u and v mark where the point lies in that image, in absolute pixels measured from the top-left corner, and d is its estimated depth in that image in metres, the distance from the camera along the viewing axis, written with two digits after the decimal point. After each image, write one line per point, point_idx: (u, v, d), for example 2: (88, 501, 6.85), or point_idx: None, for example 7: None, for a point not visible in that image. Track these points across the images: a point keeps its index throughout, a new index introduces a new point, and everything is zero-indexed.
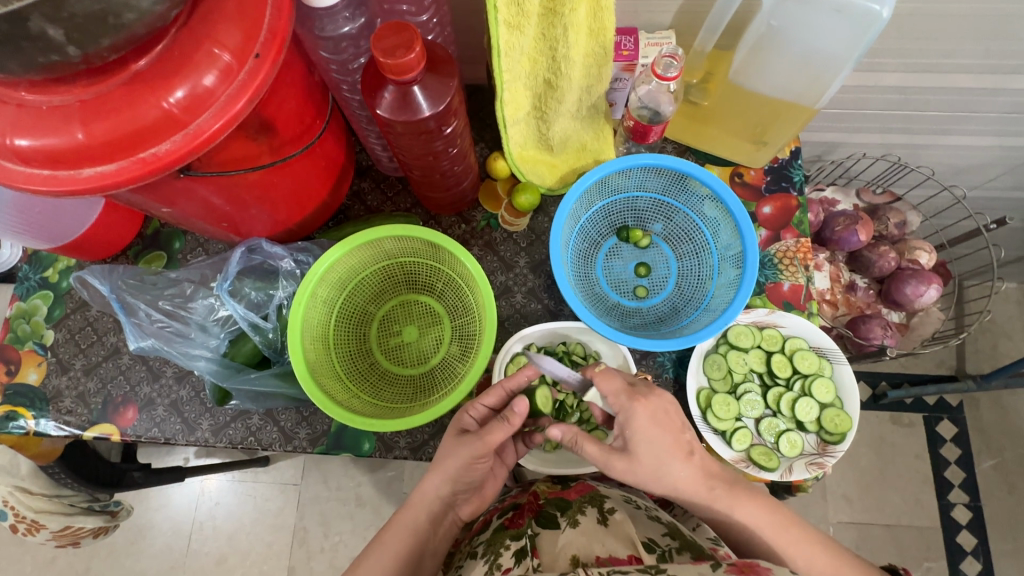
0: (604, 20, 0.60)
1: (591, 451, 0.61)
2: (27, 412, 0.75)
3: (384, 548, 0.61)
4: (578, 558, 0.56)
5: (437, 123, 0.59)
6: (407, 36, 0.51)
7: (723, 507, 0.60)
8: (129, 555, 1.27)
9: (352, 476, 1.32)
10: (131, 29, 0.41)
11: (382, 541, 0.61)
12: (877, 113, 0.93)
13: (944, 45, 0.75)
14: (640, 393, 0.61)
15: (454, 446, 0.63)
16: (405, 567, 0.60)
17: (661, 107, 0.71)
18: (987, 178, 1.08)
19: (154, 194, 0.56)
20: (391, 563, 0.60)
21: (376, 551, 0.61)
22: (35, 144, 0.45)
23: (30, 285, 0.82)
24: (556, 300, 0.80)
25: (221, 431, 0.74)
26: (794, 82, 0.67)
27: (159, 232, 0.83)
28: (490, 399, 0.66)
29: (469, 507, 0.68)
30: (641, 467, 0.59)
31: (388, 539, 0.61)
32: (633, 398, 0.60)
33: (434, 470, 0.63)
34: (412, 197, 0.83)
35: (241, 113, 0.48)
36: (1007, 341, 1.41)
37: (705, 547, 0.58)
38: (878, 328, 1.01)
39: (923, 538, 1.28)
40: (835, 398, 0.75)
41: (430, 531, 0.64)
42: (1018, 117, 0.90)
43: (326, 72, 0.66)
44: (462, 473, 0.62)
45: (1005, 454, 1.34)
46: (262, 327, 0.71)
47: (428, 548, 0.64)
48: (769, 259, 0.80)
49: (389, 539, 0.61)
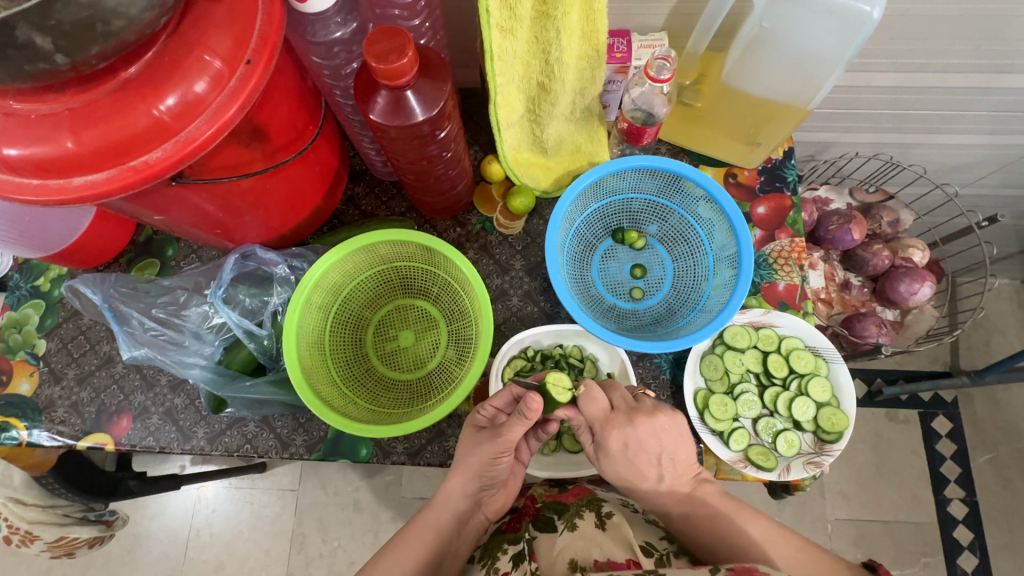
0: (597, 23, 0.60)
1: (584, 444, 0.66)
2: (19, 423, 0.74)
3: (407, 547, 0.60)
4: (576, 562, 0.55)
5: (431, 128, 0.59)
6: (400, 41, 0.51)
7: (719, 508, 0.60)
8: (125, 564, 1.26)
9: (350, 481, 1.32)
10: (120, 36, 0.41)
11: (404, 540, 0.61)
12: (869, 113, 0.94)
13: (934, 45, 0.76)
14: (614, 424, 0.62)
15: (475, 445, 0.64)
16: (424, 568, 0.59)
17: (654, 109, 0.71)
18: (978, 175, 1.09)
19: (145, 202, 0.55)
20: (410, 563, 0.59)
21: (394, 551, 0.60)
22: (24, 153, 0.45)
23: (21, 294, 0.81)
24: (552, 302, 0.80)
25: (216, 439, 0.74)
26: (786, 83, 0.67)
27: (152, 239, 0.82)
28: (501, 402, 0.64)
29: (496, 503, 0.69)
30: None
31: (410, 538, 0.61)
32: (605, 426, 0.63)
33: (458, 469, 0.64)
34: (406, 201, 0.83)
35: (233, 120, 0.48)
36: (1000, 337, 1.42)
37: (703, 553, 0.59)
38: (872, 326, 1.01)
39: (920, 534, 1.28)
40: (831, 397, 0.75)
41: (454, 534, 0.63)
42: (1008, 115, 0.91)
43: (318, 77, 0.66)
44: (485, 467, 0.64)
45: (1000, 450, 1.35)
46: (257, 334, 0.70)
47: (449, 550, 0.63)
48: (764, 259, 0.80)
49: (402, 541, 0.61)
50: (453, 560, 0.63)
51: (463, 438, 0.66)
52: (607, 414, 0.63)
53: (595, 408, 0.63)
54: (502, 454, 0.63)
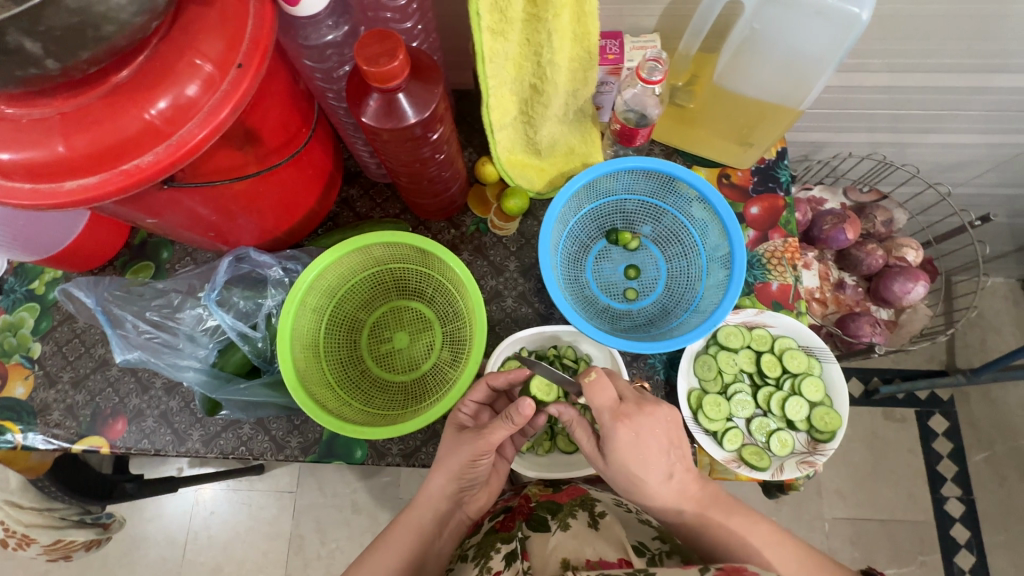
0: (588, 25, 0.61)
1: (585, 444, 0.64)
2: (14, 426, 0.74)
3: (391, 548, 0.61)
4: (568, 561, 0.56)
5: (423, 130, 0.59)
6: (391, 44, 0.51)
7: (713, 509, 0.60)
8: (123, 567, 1.26)
9: (347, 483, 1.32)
10: (110, 41, 0.41)
11: (387, 540, 0.62)
12: (863, 113, 0.94)
13: (925, 45, 0.76)
14: (624, 413, 0.59)
15: (452, 445, 0.64)
16: (408, 567, 0.60)
17: (647, 110, 0.72)
18: (972, 175, 1.09)
19: (139, 205, 0.55)
20: (393, 563, 0.60)
21: (379, 551, 0.61)
22: (15, 157, 0.45)
23: (16, 297, 0.81)
24: (547, 303, 0.80)
25: (211, 441, 0.74)
26: (778, 84, 0.67)
27: (147, 242, 0.82)
28: (478, 395, 0.66)
29: (478, 502, 0.70)
30: (630, 470, 0.59)
31: (392, 538, 0.62)
32: (615, 418, 0.59)
33: (437, 470, 0.63)
34: (401, 203, 0.83)
35: (225, 123, 0.48)
36: (996, 336, 1.42)
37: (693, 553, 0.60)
38: (867, 325, 1.01)
39: (916, 533, 1.29)
40: (824, 396, 0.75)
41: (435, 534, 0.64)
42: (1000, 114, 0.91)
43: (311, 80, 0.66)
44: (465, 468, 0.63)
45: (996, 448, 1.35)
46: (251, 336, 0.71)
47: (432, 550, 0.63)
48: (757, 260, 0.80)
49: (391, 541, 0.61)
50: (436, 558, 0.64)
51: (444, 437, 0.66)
52: (617, 403, 0.60)
53: (604, 398, 0.59)
54: (482, 456, 0.62)
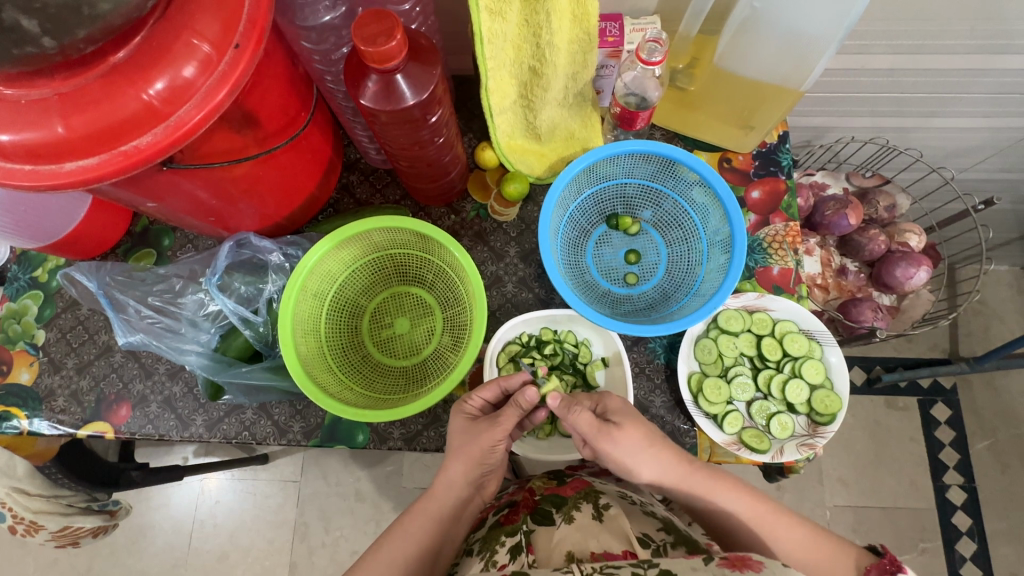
0: (588, 6, 0.60)
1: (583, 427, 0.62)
2: (20, 412, 0.75)
3: (409, 539, 0.60)
4: (573, 554, 0.58)
5: (422, 112, 0.59)
6: (388, 24, 0.51)
7: (704, 501, 0.62)
8: (131, 555, 1.28)
9: (351, 471, 1.33)
10: (106, 20, 0.41)
11: (396, 536, 0.61)
12: (867, 97, 0.93)
13: (932, 25, 0.76)
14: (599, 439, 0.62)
15: (462, 439, 0.65)
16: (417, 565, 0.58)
17: (647, 93, 0.70)
18: (978, 159, 1.09)
19: (140, 188, 0.56)
20: (411, 559, 0.59)
21: (389, 544, 0.60)
22: (15, 138, 0.45)
23: (20, 285, 0.82)
24: (546, 288, 0.80)
25: (215, 426, 0.74)
26: (779, 63, 0.67)
27: (148, 229, 0.82)
28: (489, 394, 0.67)
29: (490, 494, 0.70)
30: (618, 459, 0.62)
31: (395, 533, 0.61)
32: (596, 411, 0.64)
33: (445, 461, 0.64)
34: (401, 189, 0.83)
35: (222, 104, 0.48)
36: (1000, 324, 1.41)
37: (699, 543, 0.60)
38: (869, 310, 1.01)
39: (918, 520, 1.29)
40: (825, 379, 0.75)
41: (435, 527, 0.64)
42: (1007, 96, 0.90)
43: (309, 62, 0.66)
44: (473, 458, 0.64)
45: (999, 435, 1.35)
46: (252, 321, 0.71)
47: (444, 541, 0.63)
48: (758, 244, 0.80)
49: (402, 532, 0.61)
50: (450, 547, 0.63)
51: (453, 436, 0.65)
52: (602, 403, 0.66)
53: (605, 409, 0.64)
54: (492, 448, 0.64)
